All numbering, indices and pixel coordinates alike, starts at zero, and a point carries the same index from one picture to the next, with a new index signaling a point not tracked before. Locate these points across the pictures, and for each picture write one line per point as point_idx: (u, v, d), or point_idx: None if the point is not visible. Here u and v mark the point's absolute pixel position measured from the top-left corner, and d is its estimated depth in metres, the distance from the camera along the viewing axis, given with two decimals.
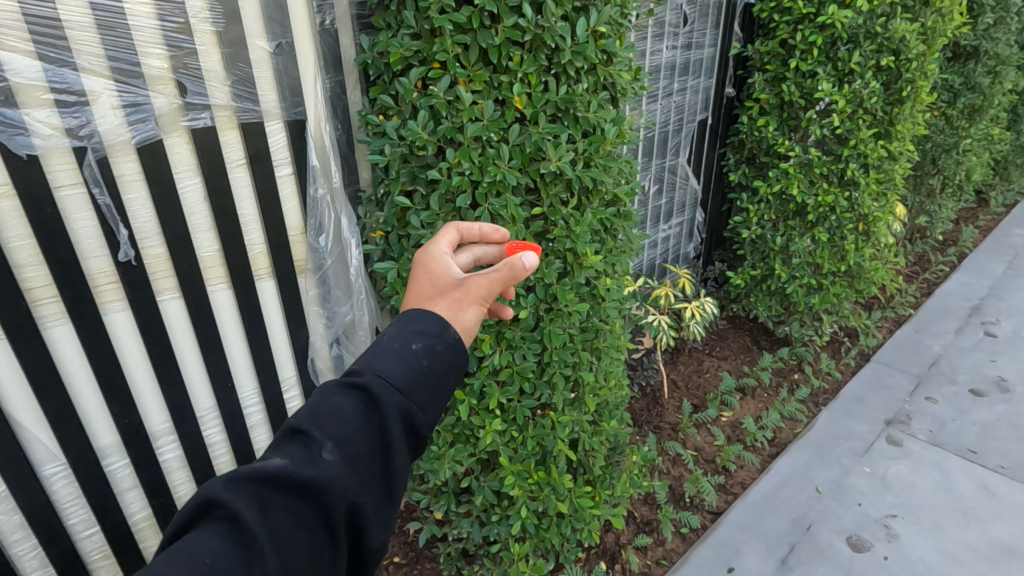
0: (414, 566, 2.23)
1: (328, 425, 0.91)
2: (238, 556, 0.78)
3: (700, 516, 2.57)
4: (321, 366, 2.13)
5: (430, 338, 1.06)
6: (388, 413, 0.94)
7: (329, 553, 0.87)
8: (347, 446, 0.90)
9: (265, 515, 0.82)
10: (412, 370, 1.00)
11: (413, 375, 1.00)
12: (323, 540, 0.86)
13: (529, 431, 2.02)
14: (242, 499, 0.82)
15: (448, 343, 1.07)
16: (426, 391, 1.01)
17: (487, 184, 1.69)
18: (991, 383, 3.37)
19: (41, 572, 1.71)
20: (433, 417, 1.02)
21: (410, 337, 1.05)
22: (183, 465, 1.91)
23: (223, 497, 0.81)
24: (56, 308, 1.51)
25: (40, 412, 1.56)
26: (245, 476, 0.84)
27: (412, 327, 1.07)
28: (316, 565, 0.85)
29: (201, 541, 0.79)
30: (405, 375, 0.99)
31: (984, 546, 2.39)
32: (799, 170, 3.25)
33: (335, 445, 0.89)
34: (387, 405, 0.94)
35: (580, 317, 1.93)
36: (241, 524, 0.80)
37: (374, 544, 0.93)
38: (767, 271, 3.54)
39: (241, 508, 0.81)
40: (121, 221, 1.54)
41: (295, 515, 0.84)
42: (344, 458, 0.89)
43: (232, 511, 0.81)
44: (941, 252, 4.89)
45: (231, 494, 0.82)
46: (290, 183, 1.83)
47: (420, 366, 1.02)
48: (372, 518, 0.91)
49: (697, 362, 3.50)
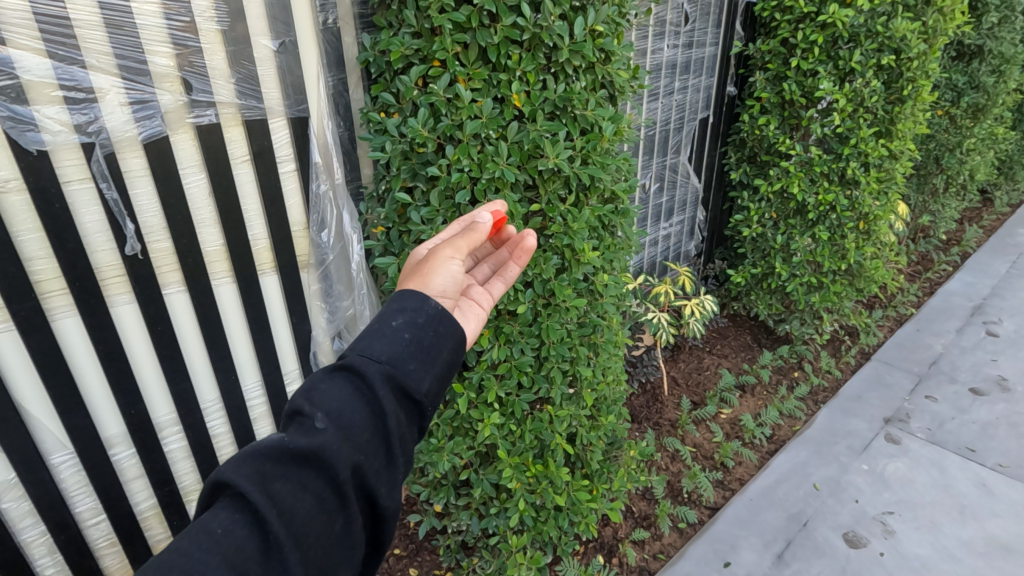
0: (414, 558, 2.27)
1: (319, 399, 0.95)
2: (246, 525, 0.82)
3: (698, 511, 2.59)
4: (323, 359, 2.17)
5: (410, 313, 1.08)
6: (373, 381, 0.98)
7: (342, 517, 0.88)
8: (339, 414, 0.94)
9: (268, 486, 0.85)
10: (395, 344, 1.03)
11: (396, 348, 1.03)
12: (332, 505, 0.88)
13: (527, 424, 2.05)
14: (244, 475, 0.85)
15: (429, 315, 1.09)
16: (412, 360, 1.03)
17: (485, 180, 1.72)
18: (992, 382, 3.37)
19: (49, 558, 1.76)
20: (426, 383, 1.03)
21: (390, 315, 1.08)
22: (188, 455, 1.95)
23: (226, 475, 0.85)
24: (64, 300, 1.55)
25: (49, 401, 1.60)
26: (245, 455, 0.88)
27: (393, 307, 1.10)
28: (329, 529, 0.87)
29: (210, 518, 0.82)
30: (389, 350, 1.02)
31: (980, 544, 2.40)
32: (800, 169, 3.26)
33: (326, 415, 0.93)
34: (370, 375, 0.98)
35: (577, 312, 1.95)
36: (244, 496, 0.83)
37: (387, 505, 0.95)
38: (768, 270, 3.55)
39: (243, 481, 0.84)
40: (128, 215, 1.58)
41: (299, 483, 0.87)
42: (338, 424, 0.92)
43: (235, 487, 0.84)
44: (944, 252, 4.88)
45: (233, 472, 0.86)
46: (292, 179, 1.86)
47: (401, 339, 1.04)
48: (377, 479, 0.93)
49: (697, 360, 3.52)
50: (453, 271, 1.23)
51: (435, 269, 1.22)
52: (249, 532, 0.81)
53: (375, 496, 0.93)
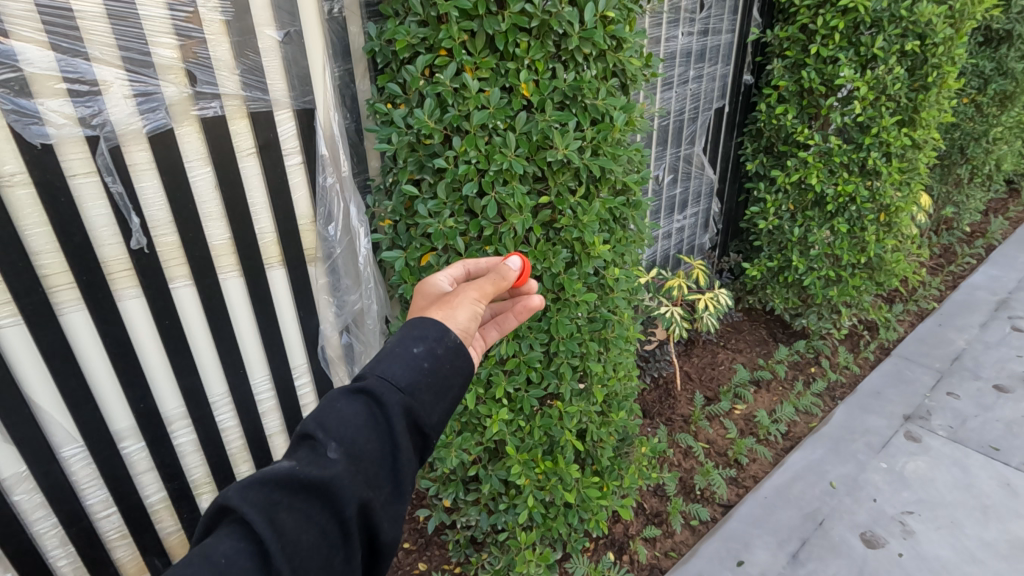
0: (423, 552, 2.30)
1: (333, 426, 0.93)
2: (248, 557, 0.79)
3: (711, 509, 2.55)
4: (332, 353, 2.16)
5: (431, 342, 1.05)
6: (391, 411, 0.95)
7: (343, 552, 0.87)
8: (352, 446, 0.91)
9: (275, 516, 0.83)
10: (413, 373, 1.01)
11: (414, 377, 1.00)
12: (336, 540, 0.86)
13: (536, 421, 1.97)
14: (252, 503, 0.83)
15: (449, 346, 1.06)
16: (428, 391, 1.01)
17: (493, 172, 1.68)
18: (1017, 379, 3.27)
19: (62, 551, 1.77)
20: (437, 416, 1.02)
21: (412, 342, 1.05)
22: (197, 449, 1.96)
23: (235, 504, 0.82)
24: (72, 293, 1.55)
25: (58, 395, 1.61)
26: (256, 482, 0.85)
27: (415, 331, 1.07)
28: (330, 564, 0.85)
29: (215, 545, 0.80)
30: (408, 377, 1.00)
31: (1004, 545, 2.32)
32: (818, 160, 3.17)
33: (340, 445, 0.91)
34: (388, 405, 0.96)
35: (588, 307, 1.87)
36: (250, 526, 0.81)
37: (387, 541, 0.93)
38: (785, 263, 3.47)
39: (252, 512, 0.82)
40: (134, 209, 1.57)
41: (305, 515, 0.85)
42: (350, 457, 0.90)
43: (242, 515, 0.81)
44: (968, 245, 4.74)
45: (241, 498, 0.83)
46: (299, 172, 1.84)
47: (420, 369, 1.02)
48: (383, 515, 0.92)
49: (710, 355, 3.49)
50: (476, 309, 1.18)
51: (455, 306, 1.17)
52: (253, 564, 0.79)
53: (377, 531, 0.92)
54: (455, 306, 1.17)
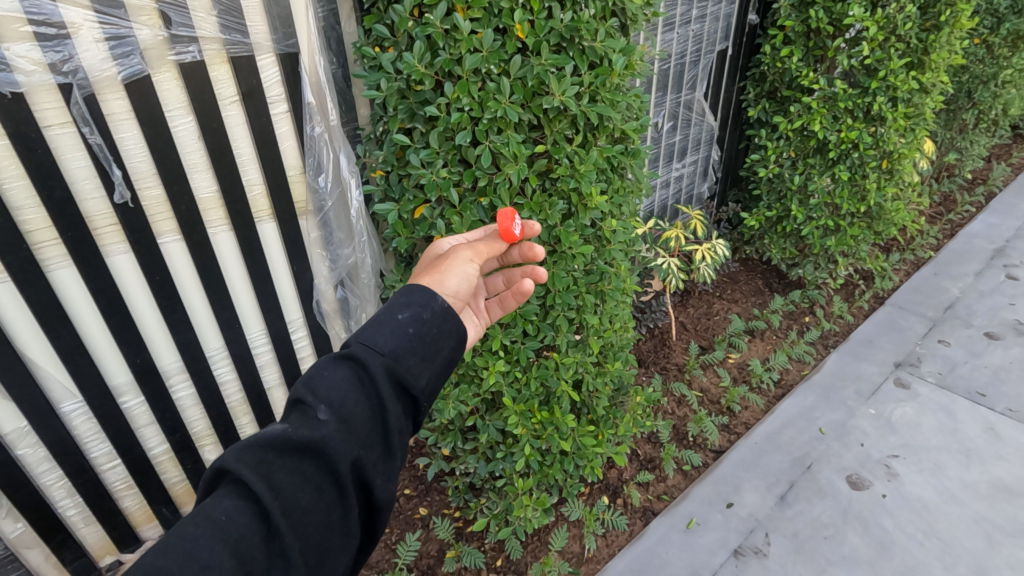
0: (424, 497, 2.40)
1: (322, 390, 0.94)
2: (247, 515, 0.80)
3: (703, 455, 2.62)
4: (327, 308, 2.14)
5: (415, 308, 1.08)
6: (376, 373, 0.97)
7: (340, 509, 0.87)
8: (341, 407, 0.92)
9: (270, 476, 0.84)
10: (398, 338, 1.03)
11: (399, 342, 1.02)
12: (332, 497, 0.87)
13: (533, 372, 1.98)
14: (248, 464, 0.84)
15: (434, 311, 1.09)
16: (413, 355, 1.03)
17: (487, 121, 1.61)
18: (1008, 327, 3.30)
19: (70, 501, 1.82)
20: (424, 379, 1.03)
21: (395, 309, 1.07)
22: (197, 402, 1.97)
23: (231, 466, 0.83)
24: (57, 249, 1.52)
25: (53, 352, 1.61)
26: (250, 445, 0.86)
27: (401, 298, 1.09)
28: (328, 520, 0.86)
29: (215, 505, 0.80)
30: (392, 342, 1.02)
31: (984, 486, 2.41)
32: (823, 105, 3.08)
33: (330, 407, 0.92)
34: (373, 368, 0.97)
35: (585, 259, 1.83)
36: (247, 486, 0.82)
37: (382, 499, 0.94)
38: (784, 212, 3.42)
39: (247, 471, 0.82)
40: (115, 161, 1.52)
41: (300, 474, 0.85)
42: (340, 417, 0.91)
43: (239, 476, 0.82)
44: (969, 192, 4.70)
45: (237, 461, 0.84)
46: (285, 121, 1.77)
47: (405, 334, 1.04)
48: (376, 473, 0.92)
49: (706, 305, 3.51)
50: (467, 273, 1.24)
51: (449, 270, 1.22)
52: (252, 521, 0.80)
53: (371, 489, 0.92)
54: (448, 271, 1.22)
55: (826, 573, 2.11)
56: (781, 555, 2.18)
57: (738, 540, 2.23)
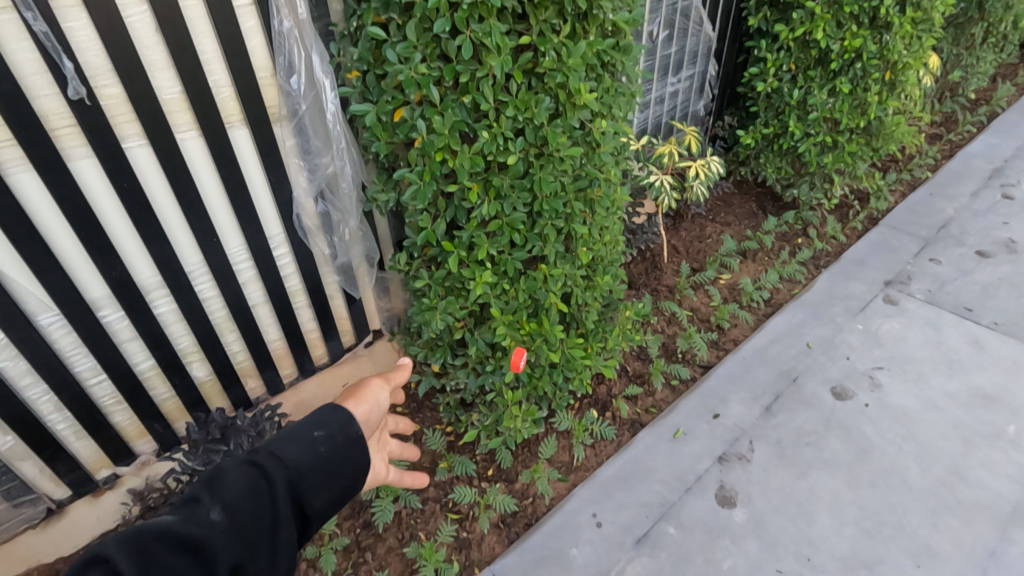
0: (416, 415, 2.43)
1: (221, 491, 1.05)
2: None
3: (691, 370, 2.65)
4: (309, 224, 2.05)
5: (333, 430, 1.24)
6: (275, 484, 1.10)
7: None
8: (235, 510, 1.03)
9: (146, 565, 0.91)
10: (309, 453, 1.18)
11: (307, 458, 1.17)
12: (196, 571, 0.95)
13: (521, 284, 1.94)
14: (127, 550, 0.91)
15: (346, 435, 1.25)
16: (317, 473, 1.17)
17: (467, 7, 1.47)
18: (999, 245, 3.29)
19: (59, 416, 1.82)
20: (321, 501, 1.17)
21: (313, 425, 1.23)
22: (180, 319, 1.94)
23: (110, 552, 0.90)
24: (14, 151, 1.44)
25: (23, 262, 1.56)
26: (133, 535, 0.94)
27: (319, 418, 1.25)
28: None
29: None
30: (299, 456, 1.16)
31: (964, 394, 2.46)
32: (827, 11, 2.91)
33: (224, 508, 1.03)
34: (275, 479, 1.11)
35: (573, 163, 1.77)
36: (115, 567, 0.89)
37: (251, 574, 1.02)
38: (781, 129, 3.31)
39: (124, 557, 0.90)
40: (65, 53, 1.41)
41: (176, 568, 0.94)
42: (229, 518, 1.02)
43: (111, 559, 0.89)
44: (971, 112, 4.57)
45: (115, 547, 0.91)
46: (250, 15, 1.64)
47: (316, 452, 1.19)
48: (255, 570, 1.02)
49: (699, 228, 3.46)
50: None
51: None
52: None
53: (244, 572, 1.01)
54: None
55: (807, 475, 2.18)
56: (764, 460, 2.24)
57: (723, 447, 2.29)
